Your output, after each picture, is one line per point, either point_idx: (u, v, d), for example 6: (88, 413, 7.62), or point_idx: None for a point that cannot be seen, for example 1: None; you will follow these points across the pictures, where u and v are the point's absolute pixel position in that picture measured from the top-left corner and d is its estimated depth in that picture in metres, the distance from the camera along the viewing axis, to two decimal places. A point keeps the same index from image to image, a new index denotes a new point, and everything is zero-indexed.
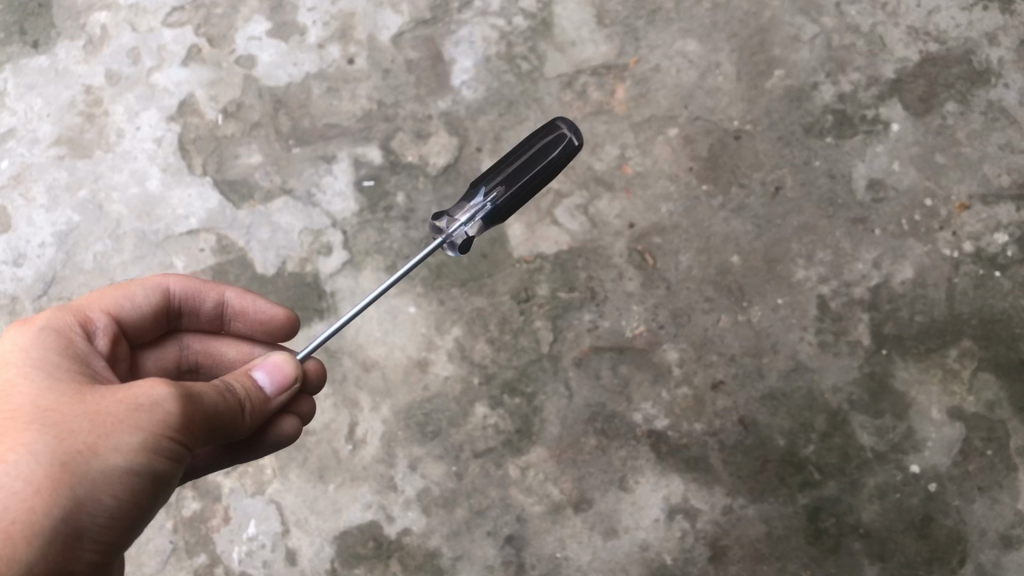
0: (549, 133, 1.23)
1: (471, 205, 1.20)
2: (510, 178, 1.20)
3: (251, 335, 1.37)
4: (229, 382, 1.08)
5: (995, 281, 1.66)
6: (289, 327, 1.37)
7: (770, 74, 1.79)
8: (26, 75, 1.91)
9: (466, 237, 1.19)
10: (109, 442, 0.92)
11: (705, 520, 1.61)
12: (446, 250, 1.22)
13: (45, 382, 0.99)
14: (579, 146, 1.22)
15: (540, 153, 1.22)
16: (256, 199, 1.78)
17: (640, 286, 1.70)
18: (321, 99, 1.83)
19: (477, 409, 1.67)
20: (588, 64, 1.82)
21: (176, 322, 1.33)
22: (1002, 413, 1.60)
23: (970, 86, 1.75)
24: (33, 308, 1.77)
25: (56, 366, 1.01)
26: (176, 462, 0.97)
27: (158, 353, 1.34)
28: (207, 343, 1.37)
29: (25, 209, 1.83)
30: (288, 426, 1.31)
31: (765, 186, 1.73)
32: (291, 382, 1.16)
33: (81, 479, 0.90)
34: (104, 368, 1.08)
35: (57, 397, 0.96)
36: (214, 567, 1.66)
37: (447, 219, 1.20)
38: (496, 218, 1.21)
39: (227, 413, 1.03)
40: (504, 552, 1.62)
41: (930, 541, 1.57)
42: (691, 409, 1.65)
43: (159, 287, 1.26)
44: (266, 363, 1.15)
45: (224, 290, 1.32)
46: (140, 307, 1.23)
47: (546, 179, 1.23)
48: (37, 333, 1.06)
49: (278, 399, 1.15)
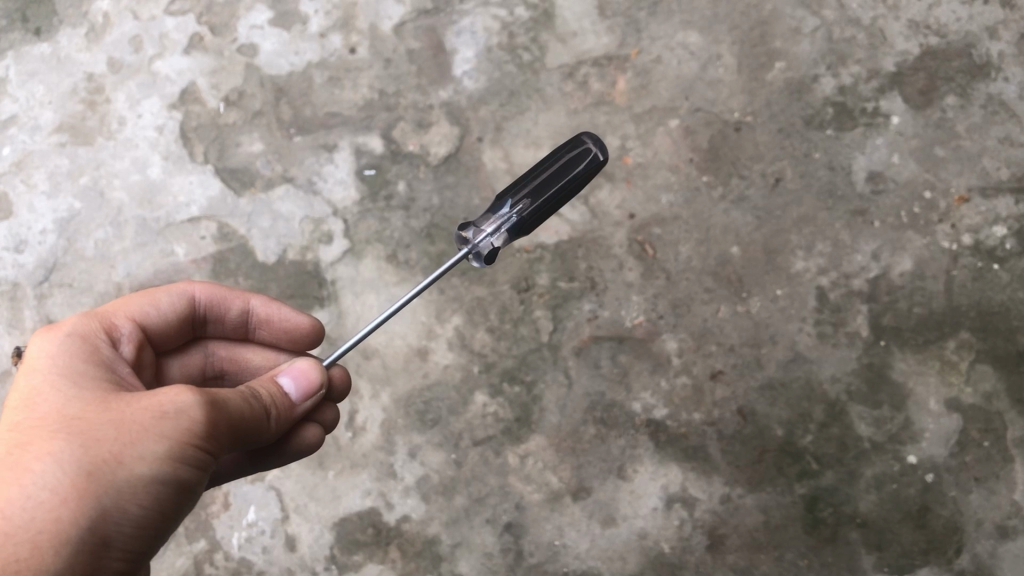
0: (574, 148, 1.24)
1: (496, 217, 1.20)
2: (536, 191, 1.20)
3: (275, 343, 1.37)
4: (255, 389, 1.08)
5: (993, 273, 1.67)
6: (314, 335, 1.37)
7: (771, 66, 1.79)
8: (27, 62, 1.91)
9: (492, 247, 1.18)
10: (134, 451, 0.92)
11: (703, 509, 1.62)
12: (471, 262, 1.21)
13: (72, 391, 0.99)
14: (604, 161, 1.23)
15: (566, 167, 1.22)
16: (258, 187, 1.79)
17: (640, 277, 1.71)
18: (323, 88, 1.83)
19: (476, 398, 1.68)
20: (589, 55, 1.82)
21: (202, 329, 1.33)
22: (999, 404, 1.61)
23: (970, 80, 1.75)
24: (36, 294, 1.78)
25: (82, 374, 1.02)
26: (201, 470, 0.96)
27: (183, 360, 1.33)
28: (232, 350, 1.37)
29: (27, 196, 1.84)
30: (310, 435, 1.30)
31: (765, 178, 1.74)
32: (316, 389, 1.15)
33: (107, 487, 0.90)
34: (130, 373, 1.08)
35: (84, 406, 0.97)
36: (214, 553, 1.67)
37: (473, 230, 1.19)
38: (521, 230, 1.20)
39: (252, 420, 1.03)
40: (502, 540, 1.63)
41: (927, 532, 1.58)
42: (690, 399, 1.66)
43: (185, 293, 1.25)
44: (291, 368, 1.15)
45: (249, 297, 1.32)
46: (165, 314, 1.23)
47: (569, 195, 1.23)
48: (64, 339, 1.06)
49: (303, 405, 1.14)
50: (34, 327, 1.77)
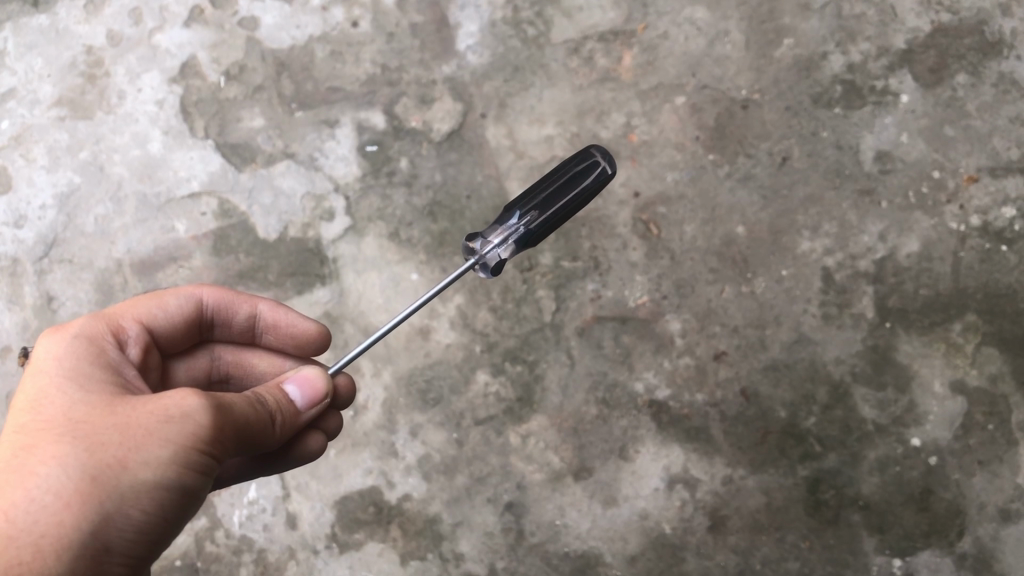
0: (583, 160, 1.22)
1: (504, 228, 1.18)
2: (545, 203, 1.18)
3: (282, 348, 1.36)
4: (260, 394, 1.06)
5: (1001, 255, 1.65)
6: (321, 341, 1.35)
7: (779, 42, 1.77)
8: (25, 34, 1.89)
9: (498, 259, 1.17)
10: (139, 456, 0.90)
11: (705, 490, 1.61)
12: (477, 271, 1.21)
13: (79, 395, 0.98)
14: (613, 175, 1.22)
15: (573, 180, 1.21)
16: (259, 163, 1.77)
17: (644, 256, 1.70)
18: (324, 62, 1.81)
19: (479, 376, 1.67)
20: (595, 30, 1.80)
21: (209, 333, 1.32)
22: (1005, 387, 1.60)
23: (981, 57, 1.73)
24: (35, 270, 1.77)
25: (89, 378, 1.01)
26: (205, 476, 0.95)
27: (189, 363, 1.32)
28: (239, 354, 1.36)
29: (26, 170, 1.82)
30: (314, 443, 1.29)
31: (772, 157, 1.72)
32: (323, 397, 1.14)
33: (110, 492, 0.89)
34: (136, 377, 1.07)
35: (90, 410, 0.96)
36: (214, 531, 1.65)
37: (480, 240, 1.18)
38: (529, 241, 1.19)
39: (258, 426, 1.02)
40: (503, 519, 1.62)
41: (929, 515, 1.58)
42: (693, 380, 1.65)
43: (192, 296, 1.24)
44: (298, 376, 1.14)
45: (257, 302, 1.32)
46: (172, 316, 1.22)
47: (577, 207, 1.22)
48: (70, 341, 1.05)
49: (309, 413, 1.13)
50: (34, 303, 1.76)
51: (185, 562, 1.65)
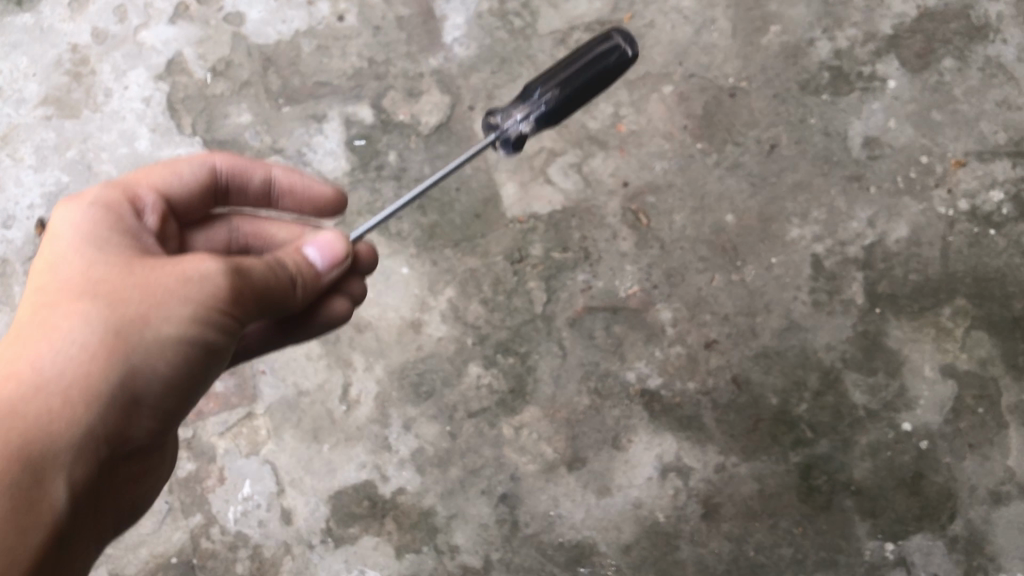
0: (605, 42, 1.29)
1: (527, 103, 1.24)
2: (566, 78, 1.25)
3: (300, 211, 1.36)
4: (281, 258, 1.08)
5: (989, 239, 1.67)
6: (338, 204, 1.36)
7: (766, 30, 1.78)
8: (11, 33, 1.87)
9: (520, 133, 1.23)
10: (161, 312, 0.92)
11: (698, 478, 1.61)
12: (500, 150, 1.27)
13: (97, 253, 0.99)
14: (633, 57, 1.28)
15: (595, 58, 1.27)
16: (247, 159, 1.76)
17: (634, 246, 1.70)
18: (311, 57, 1.81)
19: (471, 368, 1.66)
20: (582, 20, 1.80)
21: (223, 200, 1.31)
22: (994, 370, 1.62)
23: (967, 41, 1.75)
24: (25, 271, 1.74)
25: (108, 240, 1.01)
26: (226, 335, 0.97)
27: (206, 233, 1.31)
28: (256, 224, 1.34)
29: (13, 169, 1.80)
30: (339, 307, 1.27)
31: (760, 144, 1.73)
32: (344, 258, 1.13)
33: (135, 346, 0.91)
34: (154, 244, 1.06)
35: (110, 270, 0.96)
36: (210, 528, 1.61)
37: (502, 116, 1.24)
38: (552, 118, 1.25)
39: (278, 289, 1.02)
40: (498, 511, 1.61)
41: (921, 499, 1.59)
42: (684, 368, 1.65)
43: (207, 163, 1.24)
44: (317, 239, 1.12)
45: (270, 166, 1.30)
46: (188, 182, 1.22)
47: (600, 91, 1.28)
48: (88, 208, 1.05)
49: (329, 275, 1.12)
50: (24, 303, 1.74)
51: (181, 560, 1.60)
